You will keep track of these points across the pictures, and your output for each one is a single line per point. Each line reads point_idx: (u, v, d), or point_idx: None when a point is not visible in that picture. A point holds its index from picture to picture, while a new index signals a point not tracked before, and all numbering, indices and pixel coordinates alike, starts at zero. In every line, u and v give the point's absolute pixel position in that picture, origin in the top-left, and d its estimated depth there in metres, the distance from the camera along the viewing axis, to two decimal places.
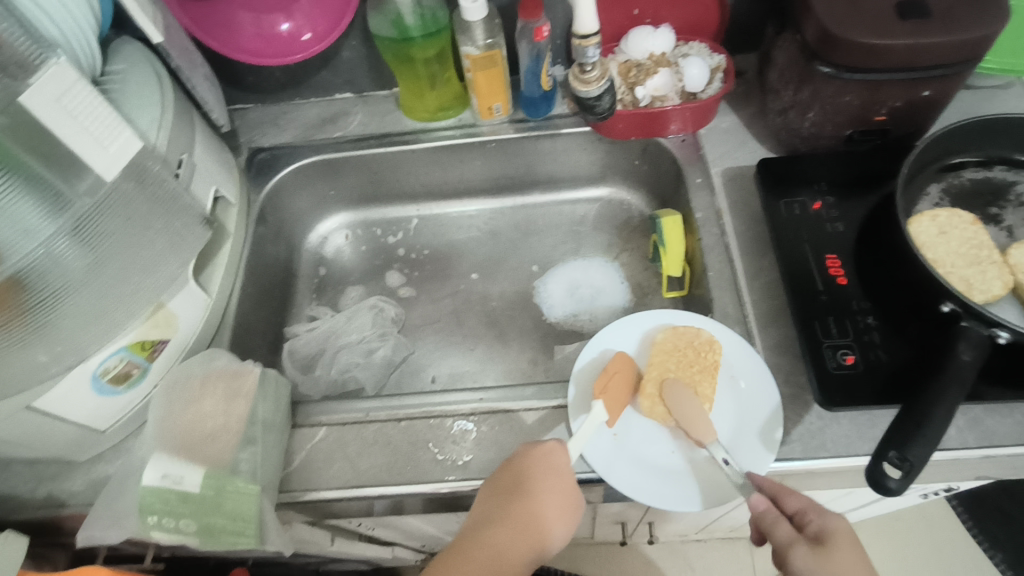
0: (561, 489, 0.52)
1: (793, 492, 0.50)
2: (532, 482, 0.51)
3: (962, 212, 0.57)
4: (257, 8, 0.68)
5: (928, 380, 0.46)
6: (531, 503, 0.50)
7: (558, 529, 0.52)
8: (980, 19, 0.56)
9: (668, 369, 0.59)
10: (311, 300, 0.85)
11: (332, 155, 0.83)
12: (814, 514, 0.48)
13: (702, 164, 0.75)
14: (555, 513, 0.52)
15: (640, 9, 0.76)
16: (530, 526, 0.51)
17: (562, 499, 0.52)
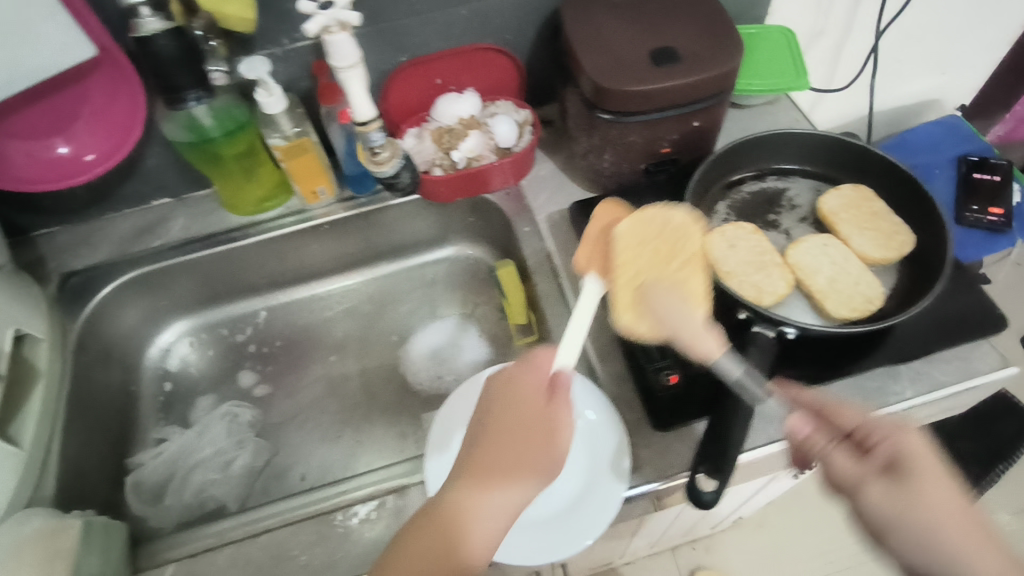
0: (530, 429, 0.49)
1: (845, 407, 0.47)
2: (499, 419, 0.49)
3: (744, 224, 0.63)
4: (28, 135, 0.62)
5: (729, 395, 0.54)
6: (501, 440, 0.48)
7: (534, 473, 0.47)
8: (719, 58, 0.63)
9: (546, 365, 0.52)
10: (158, 421, 0.78)
11: (154, 266, 0.79)
12: (886, 431, 0.44)
13: (528, 213, 0.78)
14: (522, 454, 0.47)
15: (442, 78, 0.79)
16: (496, 467, 0.47)
17: (526, 432, 0.48)
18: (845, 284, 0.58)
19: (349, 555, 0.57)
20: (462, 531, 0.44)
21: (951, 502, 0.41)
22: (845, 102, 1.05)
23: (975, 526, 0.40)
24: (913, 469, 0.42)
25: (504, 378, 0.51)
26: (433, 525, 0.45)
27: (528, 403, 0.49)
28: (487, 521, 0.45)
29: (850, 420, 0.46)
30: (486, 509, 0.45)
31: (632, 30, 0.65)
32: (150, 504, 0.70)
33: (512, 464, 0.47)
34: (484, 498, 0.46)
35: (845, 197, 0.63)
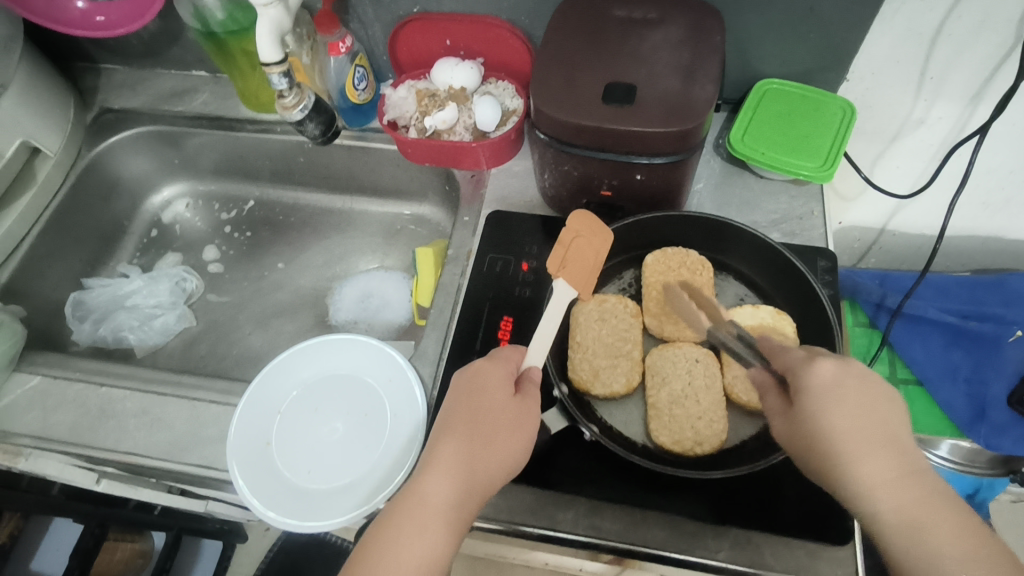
0: (504, 410, 0.48)
1: (785, 352, 0.48)
2: (464, 411, 0.48)
3: (630, 301, 0.57)
4: None
5: None
6: (490, 413, 0.48)
7: (522, 448, 0.48)
8: (680, 114, 0.55)
9: (483, 378, 0.50)
10: (133, 257, 0.92)
11: (167, 128, 0.88)
12: (798, 364, 0.46)
13: (477, 203, 0.76)
14: (504, 432, 0.47)
15: (453, 40, 0.77)
16: (472, 452, 0.46)
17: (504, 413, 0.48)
18: (685, 411, 0.51)
19: (154, 436, 0.64)
20: (445, 507, 0.44)
21: (864, 417, 0.42)
22: (936, 211, 0.87)
23: (886, 436, 0.42)
24: (816, 390, 0.44)
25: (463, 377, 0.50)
26: (408, 506, 0.44)
27: (493, 391, 0.49)
28: (463, 496, 0.44)
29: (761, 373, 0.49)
30: (471, 482, 0.45)
31: (605, 54, 0.59)
32: (81, 322, 0.81)
33: (503, 437, 0.47)
34: (462, 477, 0.45)
35: (756, 321, 0.56)
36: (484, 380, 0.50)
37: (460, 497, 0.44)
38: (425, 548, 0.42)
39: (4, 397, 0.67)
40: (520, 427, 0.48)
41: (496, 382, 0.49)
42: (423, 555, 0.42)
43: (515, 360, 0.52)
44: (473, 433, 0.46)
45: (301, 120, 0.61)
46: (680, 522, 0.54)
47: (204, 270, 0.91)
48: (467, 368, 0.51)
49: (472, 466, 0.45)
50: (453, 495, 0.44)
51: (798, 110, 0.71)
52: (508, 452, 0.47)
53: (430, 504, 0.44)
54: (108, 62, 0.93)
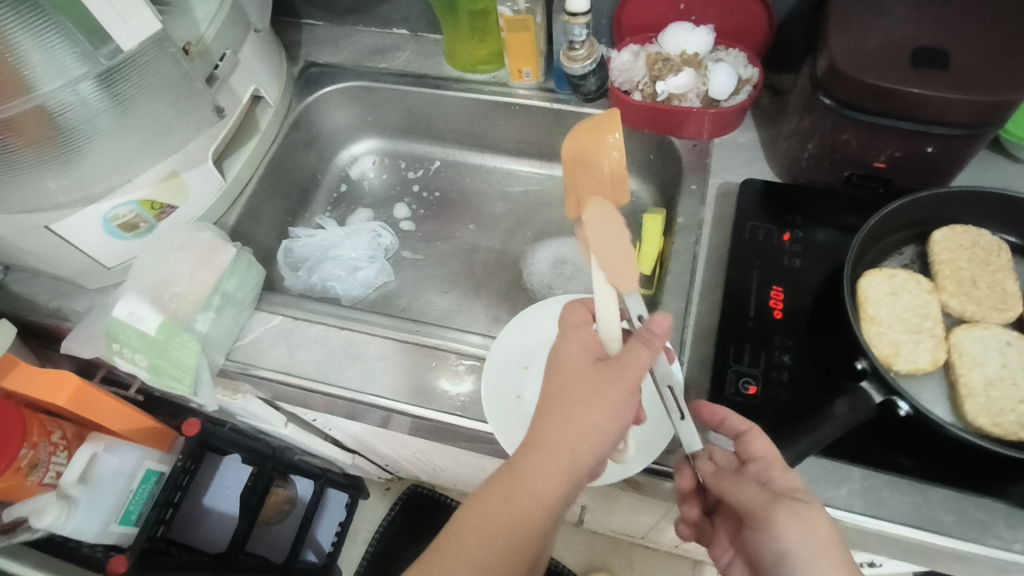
0: (587, 376, 0.46)
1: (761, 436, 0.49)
2: (553, 379, 0.47)
3: (923, 278, 0.55)
4: None
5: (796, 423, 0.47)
6: (573, 380, 0.46)
7: (612, 410, 0.45)
8: (1001, 83, 0.52)
9: (565, 346, 0.49)
10: (325, 210, 0.94)
11: (371, 83, 0.89)
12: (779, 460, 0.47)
13: (703, 173, 0.74)
14: (585, 397, 0.45)
15: (687, 4, 0.75)
16: (552, 419, 0.45)
17: (592, 378, 0.46)
18: (1002, 394, 0.49)
19: (399, 379, 0.65)
20: (533, 481, 0.44)
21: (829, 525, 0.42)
22: None
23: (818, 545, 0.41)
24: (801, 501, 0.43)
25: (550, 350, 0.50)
26: (500, 476, 0.45)
27: (581, 357, 0.47)
28: (546, 466, 0.44)
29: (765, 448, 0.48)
30: (553, 455, 0.44)
31: (905, 20, 0.56)
32: (296, 270, 0.84)
33: (588, 401, 0.45)
34: (547, 446, 0.44)
35: None
36: (567, 348, 0.48)
37: (545, 469, 0.44)
38: (513, 513, 0.44)
39: (250, 333, 0.69)
40: (605, 389, 0.45)
41: (582, 345, 0.48)
42: (506, 517, 0.44)
43: (582, 321, 0.51)
44: (559, 402, 0.45)
45: (584, 74, 0.73)
46: (969, 508, 0.52)
47: (396, 227, 0.92)
48: (555, 342, 0.50)
49: (551, 433, 0.45)
50: (541, 466, 0.44)
51: None
52: (599, 416, 0.44)
53: (507, 468, 0.45)
54: (310, 17, 0.95)
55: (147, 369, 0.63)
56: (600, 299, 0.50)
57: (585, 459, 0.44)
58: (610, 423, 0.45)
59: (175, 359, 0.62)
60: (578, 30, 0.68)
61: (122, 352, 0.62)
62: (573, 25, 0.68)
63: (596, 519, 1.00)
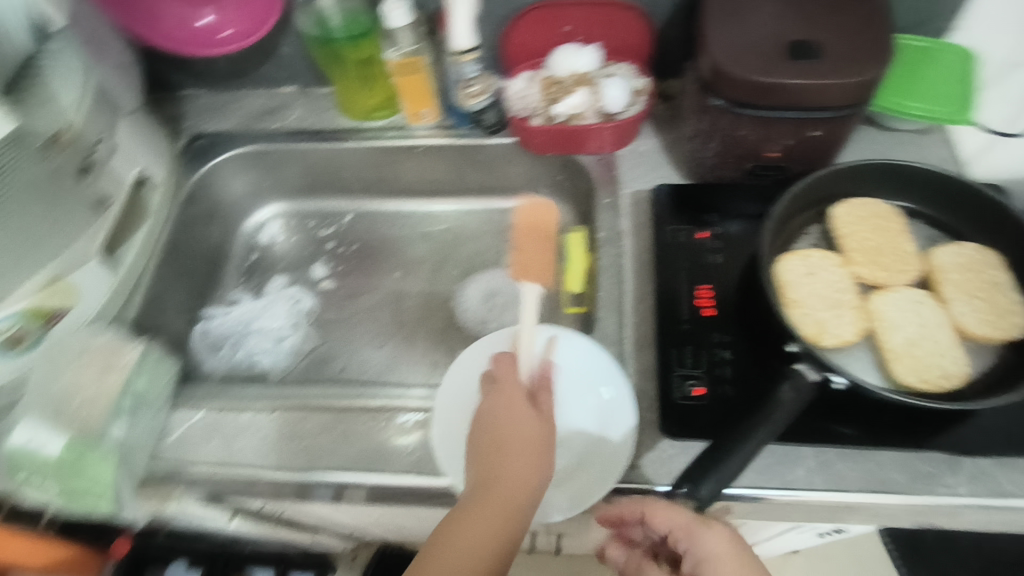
0: (528, 428, 0.53)
1: (663, 510, 0.47)
2: (479, 446, 0.53)
3: (834, 254, 0.57)
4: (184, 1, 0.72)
5: (744, 420, 0.48)
6: (518, 430, 0.53)
7: (534, 480, 0.52)
8: (865, 63, 0.56)
9: (501, 400, 0.55)
10: (238, 283, 0.88)
11: (265, 146, 0.85)
12: (689, 536, 0.46)
13: (614, 185, 0.76)
14: (531, 447, 0.52)
15: (571, 26, 0.76)
16: (511, 462, 0.51)
17: (518, 449, 0.52)
18: (925, 351, 0.51)
19: (344, 450, 0.61)
20: (478, 533, 0.49)
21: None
22: None
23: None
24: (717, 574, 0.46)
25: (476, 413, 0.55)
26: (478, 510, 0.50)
27: (510, 420, 0.53)
28: (479, 535, 0.49)
29: (671, 518, 0.47)
30: (491, 513, 0.49)
31: (772, 14, 0.59)
32: (214, 352, 0.79)
33: (517, 464, 0.51)
34: (476, 517, 0.49)
35: (963, 256, 0.55)
36: (506, 403, 0.55)
37: (484, 528, 0.49)
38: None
39: (173, 432, 0.64)
40: (542, 439, 0.53)
41: (508, 410, 0.54)
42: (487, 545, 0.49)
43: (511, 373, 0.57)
44: (485, 475, 0.51)
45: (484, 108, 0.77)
46: (915, 462, 0.55)
47: (316, 288, 0.88)
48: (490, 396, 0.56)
49: (510, 475, 0.51)
50: (474, 534, 0.49)
51: (920, 62, 0.73)
52: (523, 485, 0.51)
53: (477, 506, 0.50)
54: (187, 86, 0.90)
55: (61, 493, 0.56)
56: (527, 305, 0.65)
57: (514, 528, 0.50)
58: (532, 493, 0.51)
59: (94, 477, 0.56)
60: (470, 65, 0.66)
61: (29, 481, 0.56)
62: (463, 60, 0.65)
63: (573, 545, 0.98)
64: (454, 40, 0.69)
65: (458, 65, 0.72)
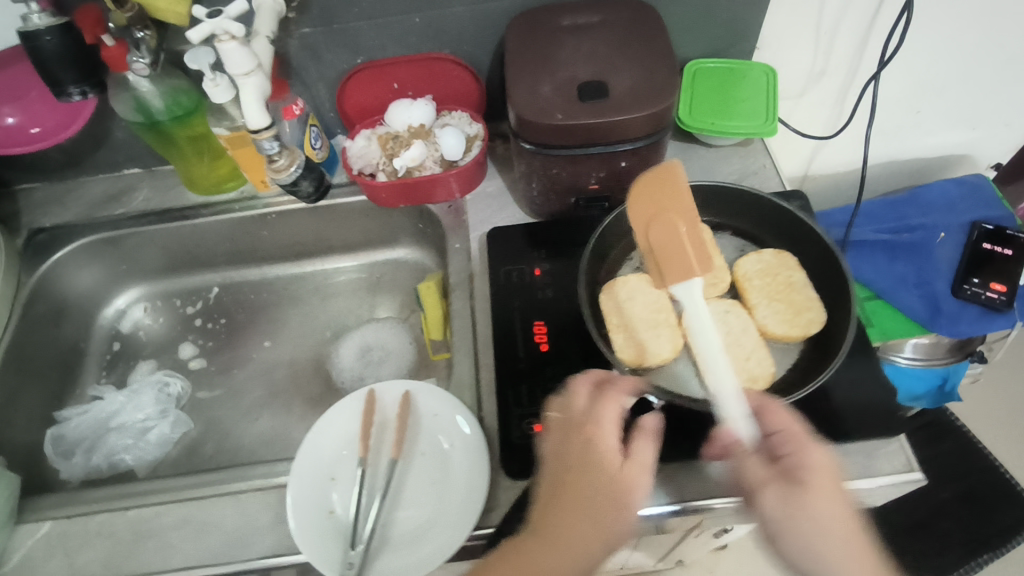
0: (600, 486, 0.46)
1: (777, 412, 0.48)
2: (552, 483, 0.48)
3: (650, 277, 0.62)
4: None
5: None
6: (577, 490, 0.46)
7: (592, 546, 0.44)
8: (653, 96, 0.60)
9: (570, 449, 0.48)
10: (99, 377, 0.85)
11: (111, 233, 0.83)
12: (795, 441, 0.46)
13: (463, 230, 0.77)
14: (597, 508, 0.45)
15: (400, 82, 0.79)
16: (569, 522, 0.45)
17: (580, 504, 0.45)
18: (732, 358, 0.56)
19: (201, 543, 0.59)
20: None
21: (846, 511, 0.44)
22: (849, 149, 0.98)
23: (846, 535, 0.43)
24: (812, 479, 0.45)
25: (563, 442, 0.50)
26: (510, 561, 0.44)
27: (581, 468, 0.47)
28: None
29: (787, 423, 0.48)
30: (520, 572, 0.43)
31: (569, 59, 0.63)
32: (69, 457, 0.75)
33: (569, 522, 0.45)
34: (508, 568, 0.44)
35: (763, 263, 0.61)
36: (580, 453, 0.48)
37: None
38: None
39: (16, 553, 0.60)
40: (613, 508, 0.45)
41: (576, 481, 0.47)
42: None
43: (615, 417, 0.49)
44: (540, 522, 0.46)
45: (295, 180, 0.68)
46: None
47: (185, 368, 0.86)
48: (569, 437, 0.49)
49: (558, 538, 0.44)
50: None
51: (728, 82, 0.79)
52: (575, 549, 0.44)
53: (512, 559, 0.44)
54: (24, 180, 0.87)
55: None
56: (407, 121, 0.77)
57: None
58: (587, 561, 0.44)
59: None
60: (266, 145, 0.63)
61: None
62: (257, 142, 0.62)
63: None
64: (245, 118, 0.61)
65: (256, 144, 0.63)
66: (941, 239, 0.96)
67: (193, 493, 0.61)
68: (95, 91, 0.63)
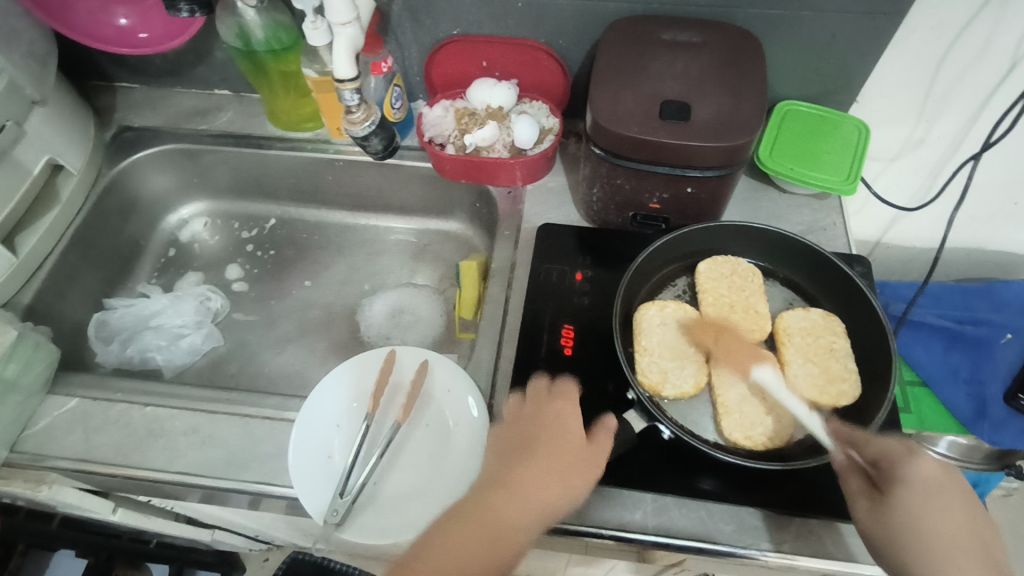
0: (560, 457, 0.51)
1: (874, 441, 0.49)
2: (507, 447, 0.52)
3: (689, 307, 0.61)
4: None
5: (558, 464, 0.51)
6: (537, 460, 0.50)
7: (563, 497, 0.49)
8: (736, 128, 0.58)
9: (534, 429, 0.53)
10: (150, 277, 0.90)
11: (190, 145, 0.87)
12: (896, 454, 0.48)
13: (516, 218, 0.78)
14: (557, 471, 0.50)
15: (489, 61, 0.79)
16: (541, 478, 0.49)
17: (547, 460, 0.50)
18: (754, 409, 0.55)
19: (204, 454, 0.62)
20: (469, 532, 0.45)
21: (964, 520, 0.45)
22: (931, 226, 0.94)
23: (967, 539, 0.44)
24: (916, 482, 0.46)
25: (525, 412, 0.55)
26: (476, 510, 0.47)
27: (553, 436, 0.52)
28: (478, 537, 0.45)
29: (884, 446, 0.48)
30: (483, 518, 0.46)
31: (660, 73, 0.63)
32: (107, 343, 0.80)
33: (535, 474, 0.49)
34: (472, 517, 0.47)
35: (808, 321, 0.60)
36: (544, 431, 0.52)
37: (472, 533, 0.45)
38: None
39: (40, 420, 0.65)
40: (571, 477, 0.50)
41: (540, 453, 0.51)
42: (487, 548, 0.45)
43: (574, 392, 0.56)
44: (505, 473, 0.49)
45: (366, 135, 0.69)
46: (746, 516, 0.56)
47: (228, 288, 0.90)
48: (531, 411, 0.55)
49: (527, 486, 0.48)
50: (470, 535, 0.45)
51: (817, 130, 0.76)
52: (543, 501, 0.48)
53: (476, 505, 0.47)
54: (125, 80, 0.92)
55: None
56: (486, 98, 0.77)
57: (518, 540, 0.46)
58: (554, 508, 0.48)
59: None
60: (347, 95, 0.65)
61: None
62: (341, 92, 0.65)
63: None
64: (335, 67, 0.64)
65: (339, 93, 0.65)
66: (1005, 341, 0.90)
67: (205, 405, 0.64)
68: (203, 10, 0.64)
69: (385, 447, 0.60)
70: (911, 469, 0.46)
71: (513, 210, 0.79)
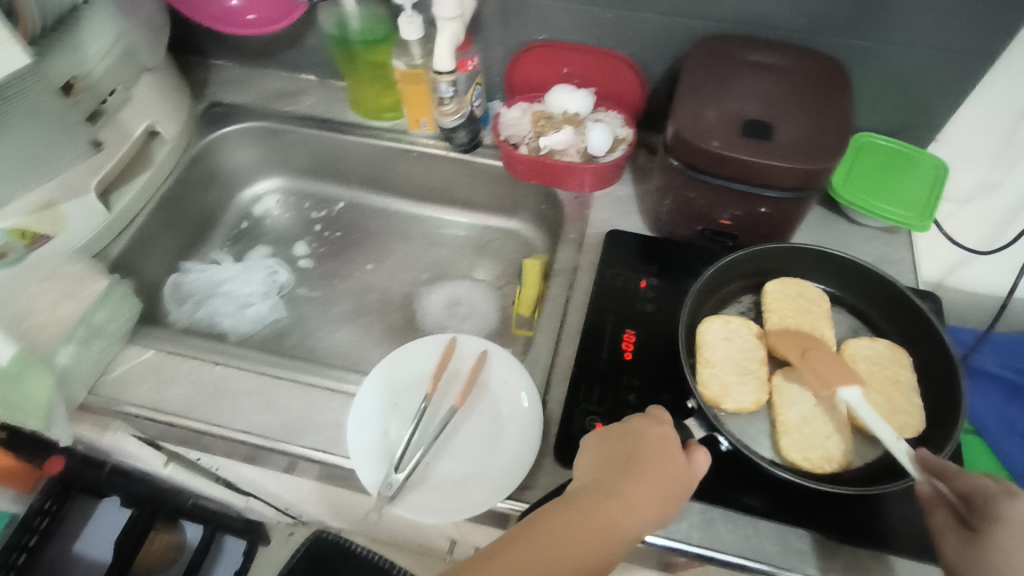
0: (659, 479, 0.48)
1: (966, 474, 0.47)
2: (612, 458, 0.50)
3: (754, 325, 0.61)
4: None
5: None
6: (641, 477, 0.48)
7: (658, 517, 0.47)
8: (818, 152, 0.58)
9: (640, 443, 0.50)
10: (223, 246, 0.94)
11: (274, 124, 0.91)
12: (991, 493, 0.45)
13: (582, 222, 0.79)
14: (656, 493, 0.47)
15: (570, 69, 0.81)
16: (639, 492, 0.47)
17: (651, 477, 0.48)
18: (815, 432, 0.55)
19: (268, 416, 0.65)
20: (565, 532, 0.44)
21: None
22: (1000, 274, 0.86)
23: None
24: (1014, 523, 0.44)
25: (624, 426, 0.52)
26: (570, 508, 0.46)
27: (655, 454, 0.49)
28: (576, 539, 0.44)
29: (981, 484, 0.46)
30: (583, 522, 0.45)
31: (744, 92, 0.63)
32: (180, 304, 0.85)
33: (636, 490, 0.47)
34: (570, 517, 0.45)
35: (873, 350, 0.60)
36: (650, 449, 0.50)
37: (571, 535, 0.44)
38: None
39: (118, 367, 0.69)
40: (667, 501, 0.48)
41: (642, 472, 0.48)
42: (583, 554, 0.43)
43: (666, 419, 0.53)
44: (607, 482, 0.48)
45: (454, 126, 0.78)
46: (794, 539, 0.56)
47: (294, 264, 0.93)
48: (638, 425, 0.52)
49: (626, 500, 0.47)
50: (568, 534, 0.44)
51: (894, 164, 0.76)
52: (643, 515, 0.46)
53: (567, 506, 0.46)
54: (219, 59, 0.97)
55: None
56: (564, 103, 0.79)
57: (615, 551, 0.44)
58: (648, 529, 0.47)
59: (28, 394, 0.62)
60: (443, 87, 0.72)
61: None
62: (438, 83, 0.72)
63: None
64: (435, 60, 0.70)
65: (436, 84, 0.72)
66: None
67: (272, 370, 0.67)
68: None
69: (441, 429, 0.62)
70: (1015, 510, 0.44)
71: (580, 215, 0.80)
